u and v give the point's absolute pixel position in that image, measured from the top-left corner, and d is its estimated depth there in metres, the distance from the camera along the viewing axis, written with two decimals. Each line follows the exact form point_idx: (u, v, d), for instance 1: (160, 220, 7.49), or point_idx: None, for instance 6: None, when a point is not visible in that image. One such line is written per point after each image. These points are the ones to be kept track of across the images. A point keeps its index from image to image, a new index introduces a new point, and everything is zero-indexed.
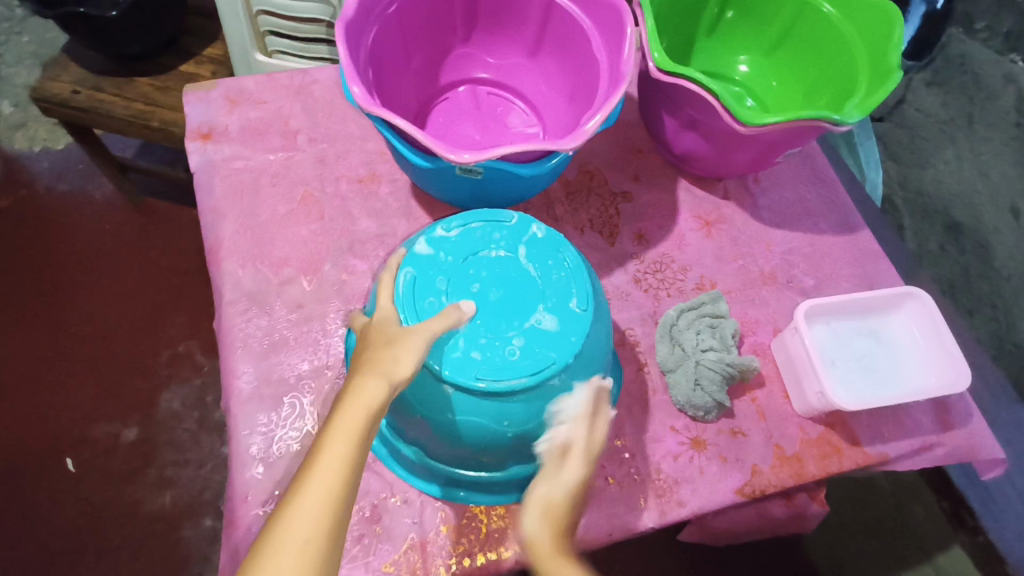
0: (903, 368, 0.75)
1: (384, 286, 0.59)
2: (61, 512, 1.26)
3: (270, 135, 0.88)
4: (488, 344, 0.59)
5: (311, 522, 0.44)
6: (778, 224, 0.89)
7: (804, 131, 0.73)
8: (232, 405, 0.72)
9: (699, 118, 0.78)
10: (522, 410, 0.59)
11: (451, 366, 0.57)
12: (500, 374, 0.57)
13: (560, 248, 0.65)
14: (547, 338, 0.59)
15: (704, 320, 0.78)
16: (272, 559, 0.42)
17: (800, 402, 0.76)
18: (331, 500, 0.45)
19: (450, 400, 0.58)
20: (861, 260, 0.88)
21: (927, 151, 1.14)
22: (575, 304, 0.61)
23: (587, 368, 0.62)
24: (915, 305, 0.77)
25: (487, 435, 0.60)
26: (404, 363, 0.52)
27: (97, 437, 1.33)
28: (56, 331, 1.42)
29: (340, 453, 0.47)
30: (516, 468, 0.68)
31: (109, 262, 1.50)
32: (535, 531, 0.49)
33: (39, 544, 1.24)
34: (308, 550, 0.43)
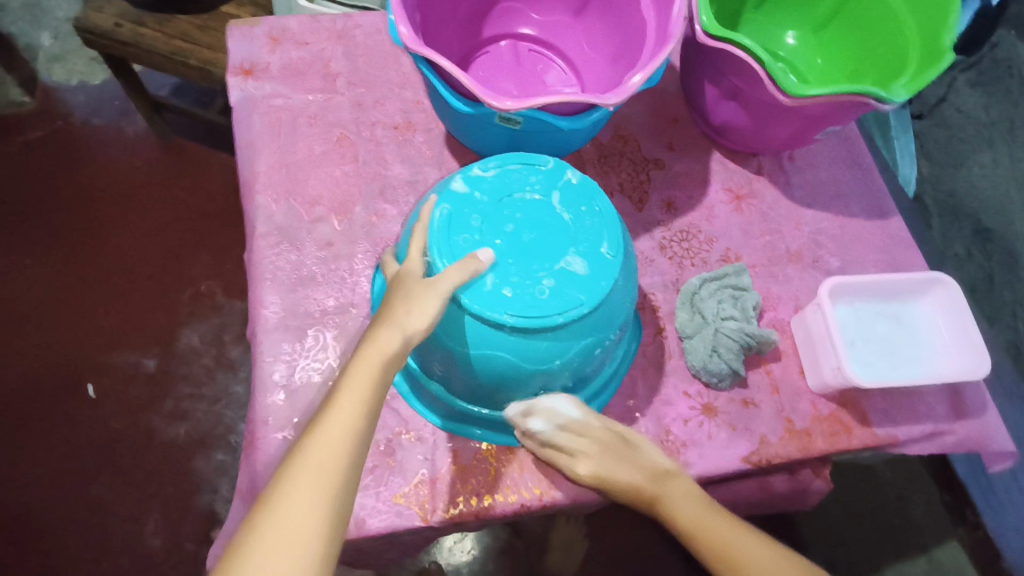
0: (923, 350, 0.76)
1: (416, 237, 0.59)
2: (80, 434, 1.31)
3: (311, 76, 0.89)
4: (518, 282, 0.60)
5: (331, 455, 0.47)
6: (809, 204, 0.89)
7: (849, 107, 0.73)
8: (258, 333, 0.74)
9: (742, 89, 0.77)
10: (547, 347, 0.61)
11: (482, 301, 0.58)
12: (528, 312, 0.58)
13: (594, 197, 0.65)
14: (577, 281, 0.60)
15: (726, 290, 0.79)
16: (291, 484, 0.45)
17: (815, 378, 0.77)
18: (349, 436, 0.48)
19: (479, 335, 0.60)
20: (891, 246, 0.87)
21: (963, 151, 1.10)
22: (606, 249, 0.62)
23: (610, 314, 0.63)
24: (940, 291, 0.77)
25: (510, 371, 0.62)
26: (418, 318, 0.54)
27: (118, 366, 1.37)
28: (84, 261, 1.45)
29: (358, 395, 0.50)
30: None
31: (138, 198, 1.52)
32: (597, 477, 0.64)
33: (57, 463, 1.28)
34: (325, 481, 0.46)
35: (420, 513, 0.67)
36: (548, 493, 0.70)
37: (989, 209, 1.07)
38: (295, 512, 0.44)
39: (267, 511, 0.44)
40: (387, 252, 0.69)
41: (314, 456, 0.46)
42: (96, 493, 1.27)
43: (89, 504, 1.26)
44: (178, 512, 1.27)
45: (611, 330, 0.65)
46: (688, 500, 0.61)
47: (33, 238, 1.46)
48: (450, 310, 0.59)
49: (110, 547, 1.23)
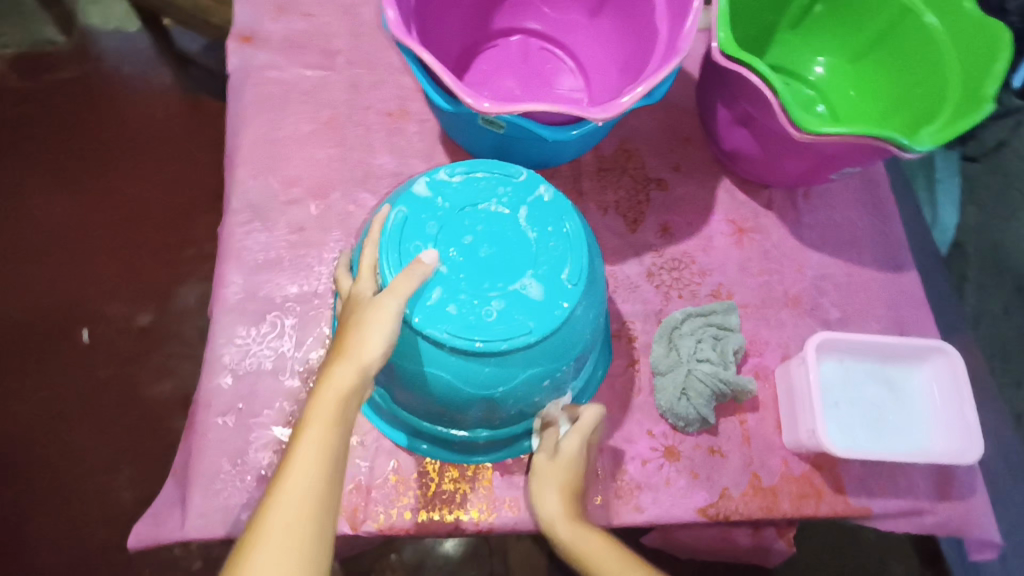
0: (913, 423, 0.69)
1: (367, 253, 0.56)
2: (68, 381, 1.29)
3: (310, 50, 0.85)
4: (466, 300, 0.56)
5: (301, 513, 0.43)
6: (817, 246, 0.83)
7: (866, 150, 0.66)
8: (216, 312, 0.72)
9: (754, 115, 0.71)
10: (489, 373, 0.57)
11: (423, 316, 0.55)
12: (470, 333, 0.55)
13: (565, 217, 0.60)
14: (528, 306, 0.56)
15: (709, 330, 0.74)
16: (264, 552, 0.41)
17: (789, 435, 0.71)
18: (319, 488, 0.44)
19: (417, 351, 0.56)
20: (899, 303, 0.81)
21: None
22: (566, 276, 0.58)
23: (565, 344, 0.59)
24: (941, 360, 0.70)
25: (450, 391, 0.58)
26: (374, 345, 0.50)
27: (111, 316, 1.34)
28: (91, 206, 1.42)
29: (320, 439, 0.45)
30: (484, 430, 0.66)
31: (155, 149, 1.48)
32: (552, 509, 0.57)
33: (40, 406, 1.27)
34: (300, 540, 0.42)
35: (349, 520, 0.65)
36: (485, 519, 0.67)
37: None
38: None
39: None
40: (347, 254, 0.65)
41: (281, 516, 0.42)
42: (73, 442, 1.24)
43: (64, 451, 1.24)
44: (153, 472, 1.25)
45: (566, 362, 0.60)
46: (608, 552, 0.53)
47: (45, 176, 1.43)
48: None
49: (78, 497, 1.21)
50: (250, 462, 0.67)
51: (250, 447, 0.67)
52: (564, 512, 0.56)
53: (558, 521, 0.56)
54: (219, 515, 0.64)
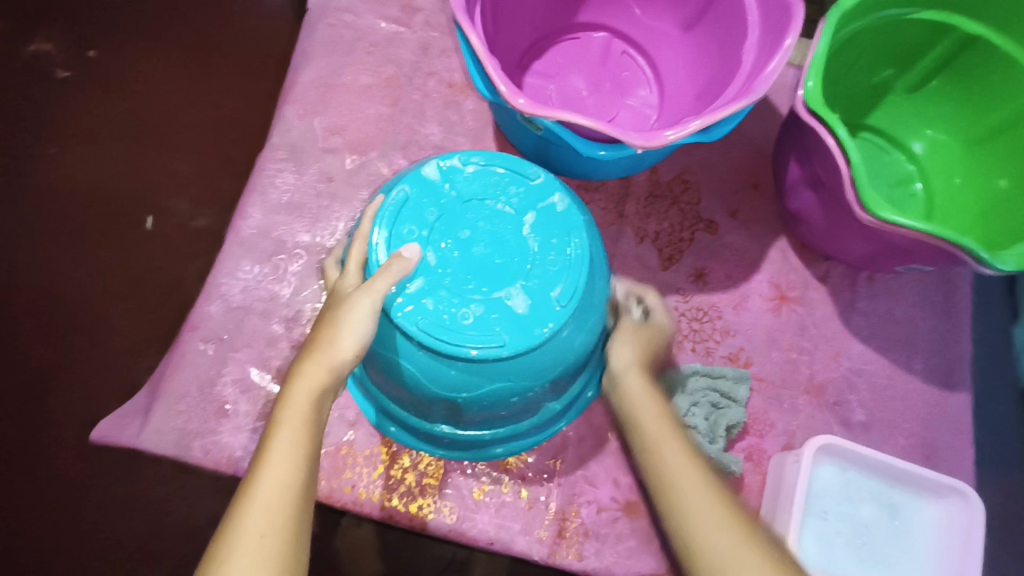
0: (904, 559, 0.62)
1: (355, 247, 0.51)
2: (108, 275, 1.08)
3: (390, 3, 0.83)
4: (445, 297, 0.51)
5: (273, 516, 0.41)
6: (864, 337, 0.74)
7: (937, 252, 0.59)
8: (227, 241, 0.73)
9: (823, 179, 0.64)
10: (455, 377, 0.52)
11: (397, 303, 0.51)
12: (440, 332, 0.50)
13: (574, 231, 0.54)
14: (509, 318, 0.51)
15: (709, 395, 0.68)
16: (232, 557, 0.40)
17: (764, 529, 0.65)
18: (289, 490, 0.43)
19: (385, 336, 0.52)
20: (936, 425, 0.72)
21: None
22: (558, 295, 0.51)
23: (541, 366, 0.53)
24: (959, 505, 0.61)
25: (412, 384, 0.54)
26: (347, 342, 0.47)
27: (175, 211, 1.13)
28: (184, 82, 1.19)
29: (291, 442, 0.44)
30: (445, 426, 0.62)
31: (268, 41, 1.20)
32: (623, 354, 0.59)
33: (75, 291, 1.07)
34: (272, 542, 0.41)
35: None
36: (421, 516, 0.65)
37: None
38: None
39: None
40: (340, 248, 0.63)
41: (254, 519, 0.41)
42: (106, 343, 1.04)
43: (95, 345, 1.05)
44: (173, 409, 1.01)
45: (539, 384, 0.54)
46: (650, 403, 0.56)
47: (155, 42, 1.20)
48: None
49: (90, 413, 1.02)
50: (217, 394, 0.68)
51: (221, 379, 0.68)
52: (635, 359, 0.59)
53: (626, 365, 0.58)
54: (174, 435, 0.66)
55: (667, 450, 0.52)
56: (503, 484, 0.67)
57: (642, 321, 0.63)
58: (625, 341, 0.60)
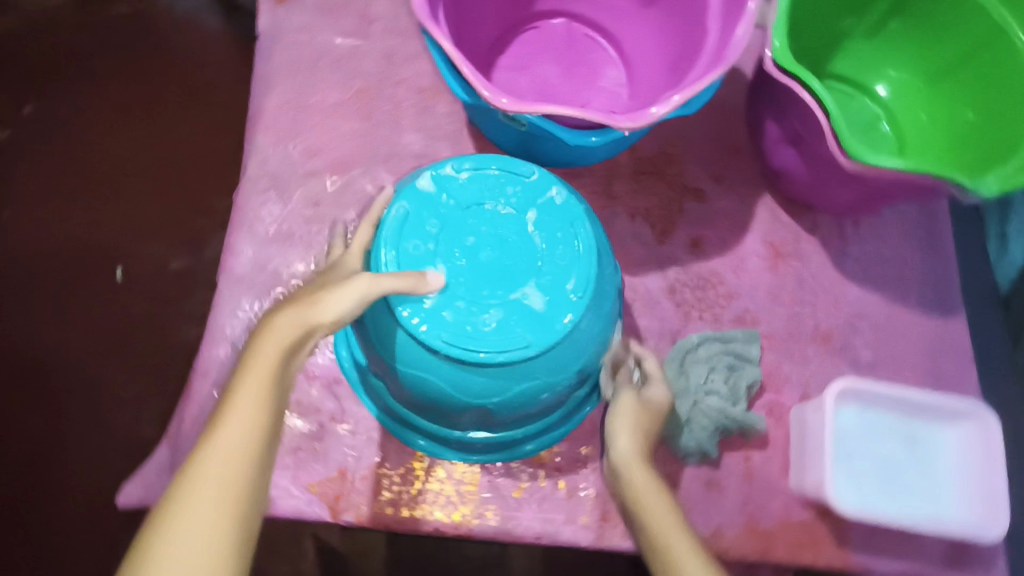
0: (933, 487, 0.64)
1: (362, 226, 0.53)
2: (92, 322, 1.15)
3: (347, 15, 0.82)
4: (463, 307, 0.50)
5: (228, 457, 0.40)
6: (859, 279, 0.77)
7: (922, 188, 0.60)
8: (221, 281, 0.71)
9: (803, 136, 0.65)
10: (484, 384, 0.52)
11: (418, 320, 0.50)
12: (465, 345, 0.49)
13: (576, 222, 0.53)
14: (529, 318, 0.50)
15: (724, 358, 0.69)
16: (185, 499, 0.37)
17: (796, 480, 0.67)
18: (249, 439, 0.41)
19: (410, 355, 0.52)
20: (938, 354, 0.75)
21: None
22: (573, 288, 0.51)
23: (565, 359, 0.53)
24: (975, 425, 0.64)
25: (441, 397, 0.54)
26: (330, 308, 0.47)
27: (148, 257, 1.18)
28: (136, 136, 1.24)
29: (258, 391, 0.42)
30: (477, 432, 0.64)
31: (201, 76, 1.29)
32: (626, 446, 0.56)
33: (61, 342, 1.13)
34: (228, 501, 0.38)
35: (330, 508, 0.65)
36: (465, 523, 0.66)
37: None
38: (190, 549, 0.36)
39: (156, 534, 0.36)
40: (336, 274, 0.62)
41: (206, 478, 0.38)
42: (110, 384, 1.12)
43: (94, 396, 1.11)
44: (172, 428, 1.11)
45: (564, 377, 0.55)
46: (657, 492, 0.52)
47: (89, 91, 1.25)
48: (382, 316, 0.52)
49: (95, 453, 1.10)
50: None
51: None
52: (636, 452, 0.56)
53: (630, 457, 0.55)
54: None
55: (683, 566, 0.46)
56: (541, 478, 0.67)
57: (644, 394, 0.61)
58: (620, 439, 0.57)
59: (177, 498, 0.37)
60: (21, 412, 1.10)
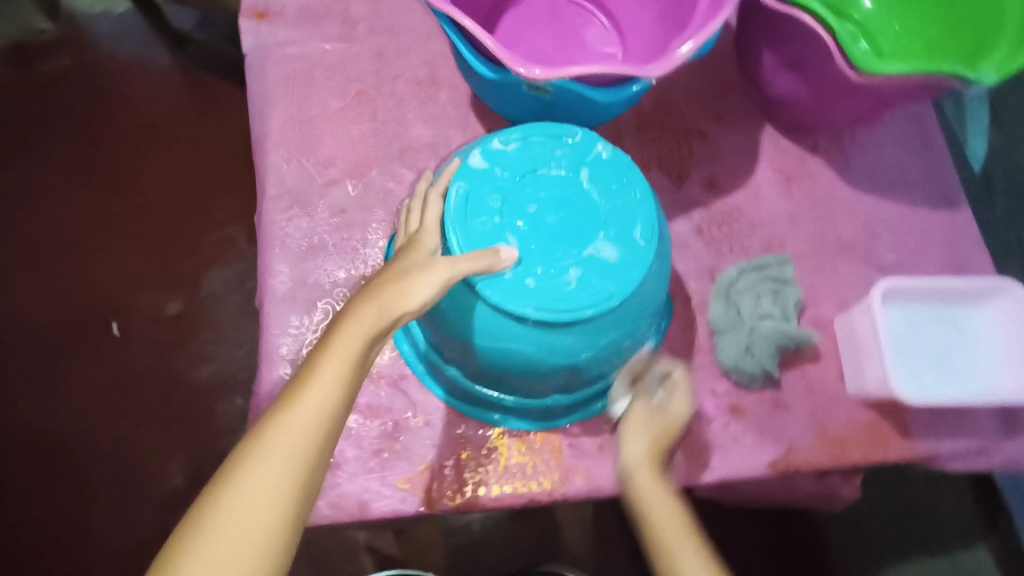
0: (979, 363, 0.69)
1: (432, 204, 0.53)
2: (108, 372, 1.28)
3: (329, 21, 0.82)
4: (542, 272, 0.52)
5: (300, 432, 0.43)
6: (868, 188, 0.81)
7: (925, 88, 0.64)
8: (265, 304, 0.71)
9: (806, 58, 0.68)
10: (574, 343, 0.53)
11: (503, 293, 0.51)
12: (553, 306, 0.51)
13: (626, 173, 0.56)
14: (606, 269, 0.52)
15: (766, 284, 0.72)
16: (258, 463, 0.42)
17: (854, 384, 0.71)
18: (321, 418, 0.44)
19: (499, 331, 0.53)
20: (954, 242, 0.79)
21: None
22: (639, 234, 0.54)
23: (642, 304, 0.55)
24: (1005, 300, 0.69)
25: (531, 367, 0.55)
26: (412, 298, 0.47)
27: (143, 307, 1.32)
28: (112, 197, 1.38)
29: (336, 370, 0.45)
30: (557, 396, 0.66)
31: (164, 136, 1.42)
32: (636, 455, 0.58)
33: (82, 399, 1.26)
34: (280, 488, 0.42)
35: (424, 500, 0.66)
36: (558, 488, 0.67)
37: None
38: (238, 520, 0.40)
39: (228, 490, 0.41)
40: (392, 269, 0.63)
41: (273, 445, 0.43)
42: (126, 430, 1.25)
43: (118, 441, 1.24)
44: (202, 455, 1.25)
45: (642, 323, 0.57)
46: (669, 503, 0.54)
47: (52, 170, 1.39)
48: (462, 296, 0.52)
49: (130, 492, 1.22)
50: None
51: None
52: (648, 462, 0.57)
53: (642, 467, 0.57)
54: None
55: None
56: None
57: (661, 404, 0.61)
58: (634, 442, 0.59)
59: (250, 459, 0.42)
60: (54, 468, 1.22)
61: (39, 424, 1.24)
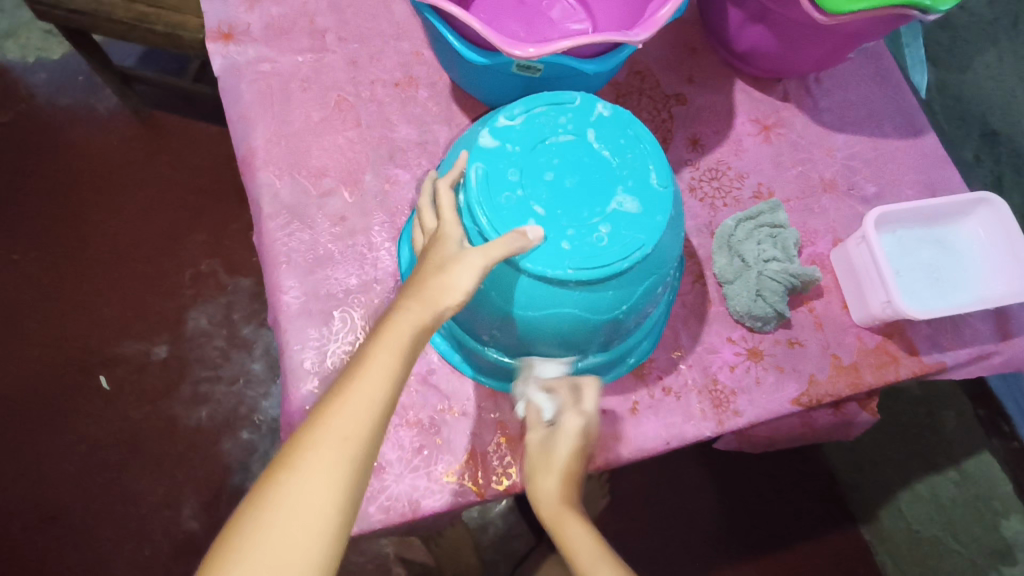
0: (971, 274, 0.73)
1: (445, 194, 0.54)
2: (101, 426, 1.24)
3: (297, 34, 0.81)
4: (574, 233, 0.54)
5: (353, 420, 0.43)
6: (840, 127, 0.84)
7: (889, 19, 0.67)
8: (281, 321, 0.70)
9: (772, 8, 0.71)
10: (613, 295, 0.57)
11: (542, 260, 0.53)
12: (594, 263, 0.53)
13: (629, 125, 0.58)
14: (632, 220, 0.55)
15: (763, 230, 0.75)
16: (314, 449, 0.42)
17: (859, 311, 0.75)
18: (373, 406, 0.44)
19: (542, 296, 0.55)
20: (927, 166, 0.83)
21: (968, 52, 1.01)
22: (655, 179, 0.57)
23: (665, 248, 0.59)
24: (986, 210, 0.73)
25: (576, 325, 0.58)
26: (452, 292, 0.48)
27: (129, 355, 1.28)
28: (76, 248, 1.33)
29: (384, 359, 0.45)
30: (596, 356, 0.67)
31: (122, 179, 1.38)
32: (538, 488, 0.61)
33: (78, 457, 1.22)
34: (335, 480, 0.42)
35: (474, 489, 0.66)
36: (600, 456, 0.68)
37: (998, 112, 0.99)
38: (293, 507, 0.41)
39: (285, 475, 0.42)
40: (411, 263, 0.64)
41: (327, 432, 0.43)
42: (130, 483, 1.21)
43: (123, 496, 1.21)
44: (214, 494, 1.22)
45: (667, 266, 0.60)
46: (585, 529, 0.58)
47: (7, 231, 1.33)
48: (505, 273, 0.55)
49: (145, 543, 1.19)
50: None
51: None
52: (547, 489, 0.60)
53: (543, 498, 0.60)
54: None
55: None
56: (649, 391, 0.71)
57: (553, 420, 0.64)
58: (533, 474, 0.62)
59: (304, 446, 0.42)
60: (60, 532, 1.18)
61: (38, 492, 1.20)
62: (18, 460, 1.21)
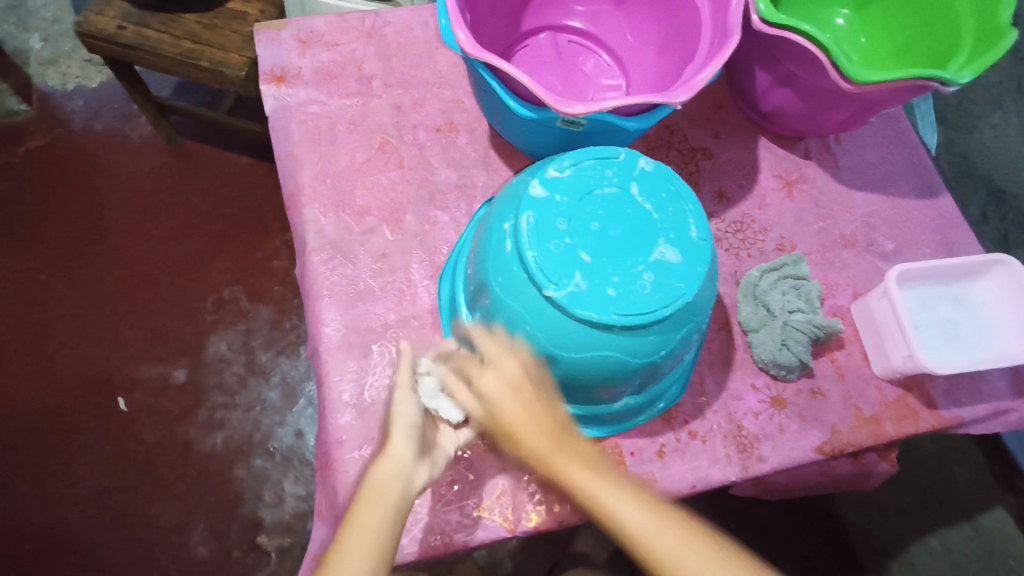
0: (988, 331, 0.76)
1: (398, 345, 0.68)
2: (115, 448, 1.25)
3: (345, 79, 0.85)
4: (619, 281, 0.57)
5: (377, 511, 0.53)
6: (859, 185, 0.88)
7: (908, 91, 0.71)
8: (322, 353, 0.73)
9: (799, 74, 0.75)
10: (653, 341, 0.59)
11: (588, 304, 0.56)
12: (638, 310, 0.56)
13: (670, 181, 0.62)
14: (674, 271, 0.58)
15: (787, 281, 0.78)
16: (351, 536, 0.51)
17: (879, 363, 0.77)
18: (390, 498, 0.54)
19: (587, 339, 0.58)
20: (942, 225, 0.87)
21: (975, 114, 1.06)
22: (695, 233, 0.60)
23: (702, 296, 0.61)
24: (1001, 271, 0.76)
25: (616, 368, 0.60)
26: (408, 408, 0.62)
27: (148, 378, 1.30)
28: (102, 271, 1.36)
29: (390, 464, 0.57)
30: (628, 399, 0.69)
31: (151, 205, 1.41)
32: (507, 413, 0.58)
33: (90, 478, 1.22)
34: (372, 552, 0.51)
35: (505, 525, 0.67)
36: None
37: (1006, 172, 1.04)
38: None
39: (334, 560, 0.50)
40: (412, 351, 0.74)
41: (359, 521, 0.52)
42: (141, 506, 1.22)
43: (134, 519, 1.21)
44: (224, 521, 1.22)
45: (703, 315, 0.63)
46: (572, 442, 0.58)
47: (34, 249, 1.36)
48: (551, 315, 0.57)
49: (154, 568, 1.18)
50: None
51: None
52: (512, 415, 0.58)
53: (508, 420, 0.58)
54: None
55: (622, 513, 0.53)
56: (675, 434, 0.73)
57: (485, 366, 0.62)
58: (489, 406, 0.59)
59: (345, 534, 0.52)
60: (69, 553, 1.18)
61: (50, 514, 1.20)
62: (32, 479, 1.21)
